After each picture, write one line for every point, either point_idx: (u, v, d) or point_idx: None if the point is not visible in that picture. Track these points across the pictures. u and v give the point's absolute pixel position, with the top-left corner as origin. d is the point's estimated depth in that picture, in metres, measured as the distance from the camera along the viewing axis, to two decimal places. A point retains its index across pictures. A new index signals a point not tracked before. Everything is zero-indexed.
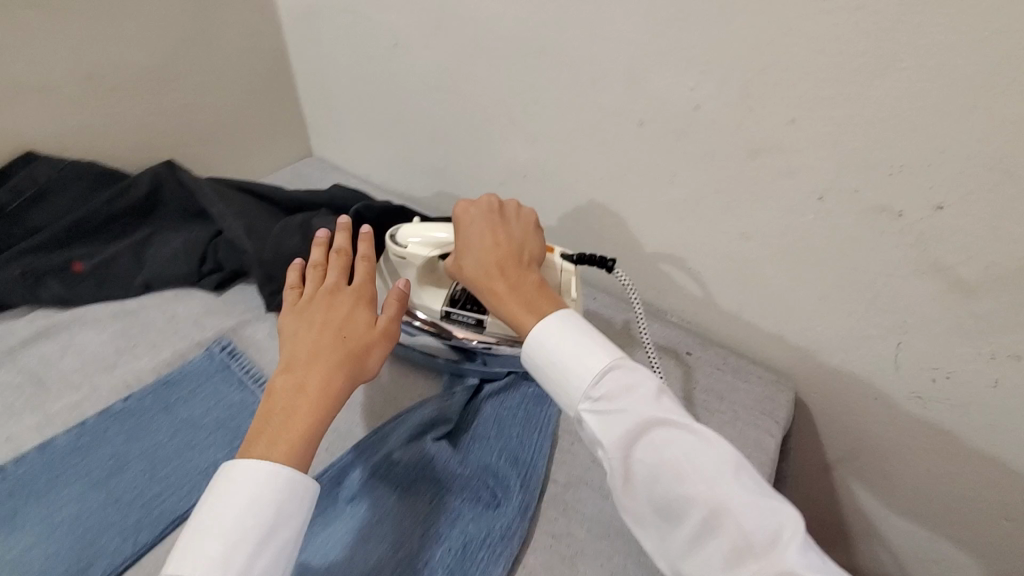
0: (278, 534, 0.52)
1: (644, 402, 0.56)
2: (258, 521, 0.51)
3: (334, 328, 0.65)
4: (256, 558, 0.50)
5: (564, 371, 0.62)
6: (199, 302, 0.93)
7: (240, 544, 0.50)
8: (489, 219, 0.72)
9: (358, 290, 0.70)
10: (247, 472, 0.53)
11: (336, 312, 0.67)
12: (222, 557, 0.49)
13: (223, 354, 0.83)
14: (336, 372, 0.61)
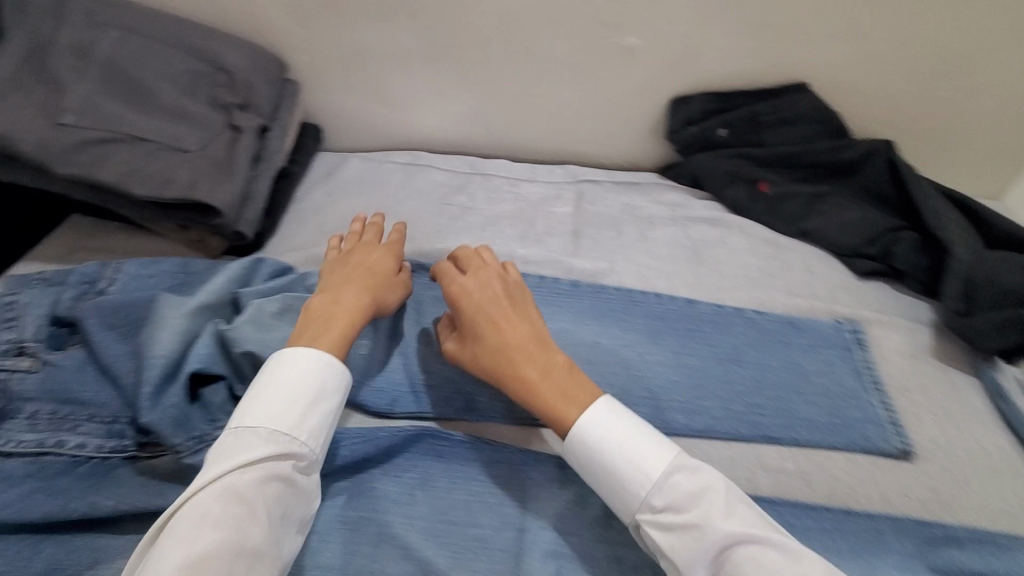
0: (333, 414, 0.52)
1: (718, 516, 0.46)
2: (323, 403, 0.51)
3: (364, 270, 0.61)
4: (320, 426, 0.51)
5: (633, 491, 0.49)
6: (501, 218, 0.84)
7: (313, 407, 0.51)
8: (480, 278, 0.60)
9: (515, 296, 0.59)
10: (302, 358, 0.52)
11: (358, 270, 0.61)
12: (285, 418, 0.49)
13: (531, 278, 0.71)
14: (542, 372, 0.54)
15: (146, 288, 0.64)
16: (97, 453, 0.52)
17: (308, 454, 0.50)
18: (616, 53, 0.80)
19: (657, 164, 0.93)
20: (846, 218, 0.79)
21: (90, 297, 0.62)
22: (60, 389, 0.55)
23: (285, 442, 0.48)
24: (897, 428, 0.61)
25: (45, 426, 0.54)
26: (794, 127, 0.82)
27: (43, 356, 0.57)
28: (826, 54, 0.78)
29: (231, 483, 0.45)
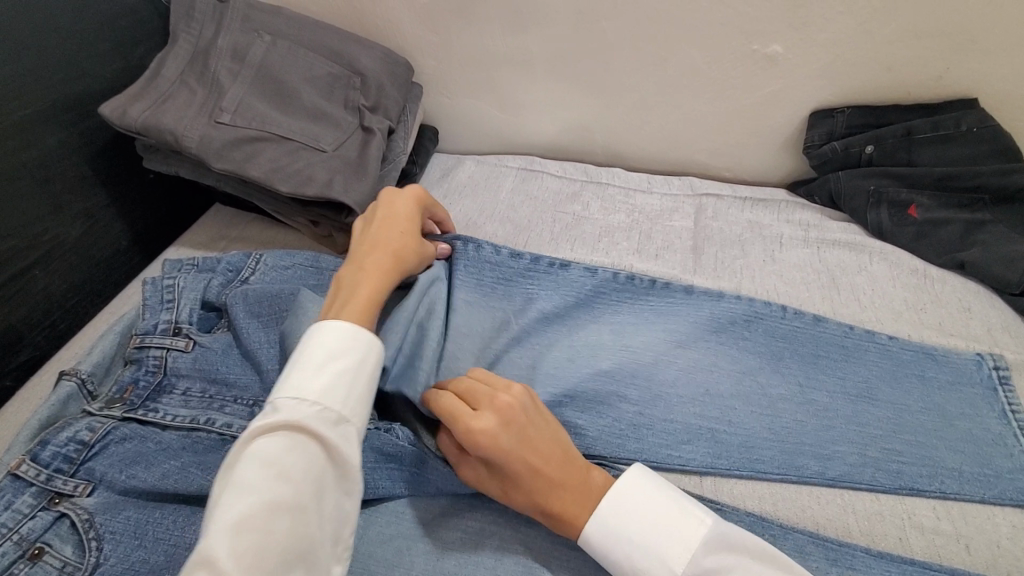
0: (359, 371, 0.46)
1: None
2: (339, 360, 0.45)
3: (394, 227, 0.59)
4: (343, 385, 0.44)
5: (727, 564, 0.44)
6: (616, 229, 0.82)
7: (329, 366, 0.44)
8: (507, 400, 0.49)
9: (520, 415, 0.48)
10: (321, 331, 0.46)
11: (383, 231, 0.58)
12: (305, 385, 0.43)
13: (640, 283, 0.68)
14: (585, 501, 0.48)
15: (282, 280, 0.69)
16: (243, 434, 0.55)
17: (334, 413, 0.43)
18: (757, 62, 0.77)
19: (784, 179, 0.88)
20: (1015, 251, 0.69)
21: (235, 284, 0.67)
22: (210, 370, 0.60)
23: (300, 404, 0.42)
24: None
25: (197, 403, 0.58)
26: (957, 146, 0.74)
27: (194, 337, 0.62)
28: (1003, 67, 0.71)
29: (256, 447, 0.39)
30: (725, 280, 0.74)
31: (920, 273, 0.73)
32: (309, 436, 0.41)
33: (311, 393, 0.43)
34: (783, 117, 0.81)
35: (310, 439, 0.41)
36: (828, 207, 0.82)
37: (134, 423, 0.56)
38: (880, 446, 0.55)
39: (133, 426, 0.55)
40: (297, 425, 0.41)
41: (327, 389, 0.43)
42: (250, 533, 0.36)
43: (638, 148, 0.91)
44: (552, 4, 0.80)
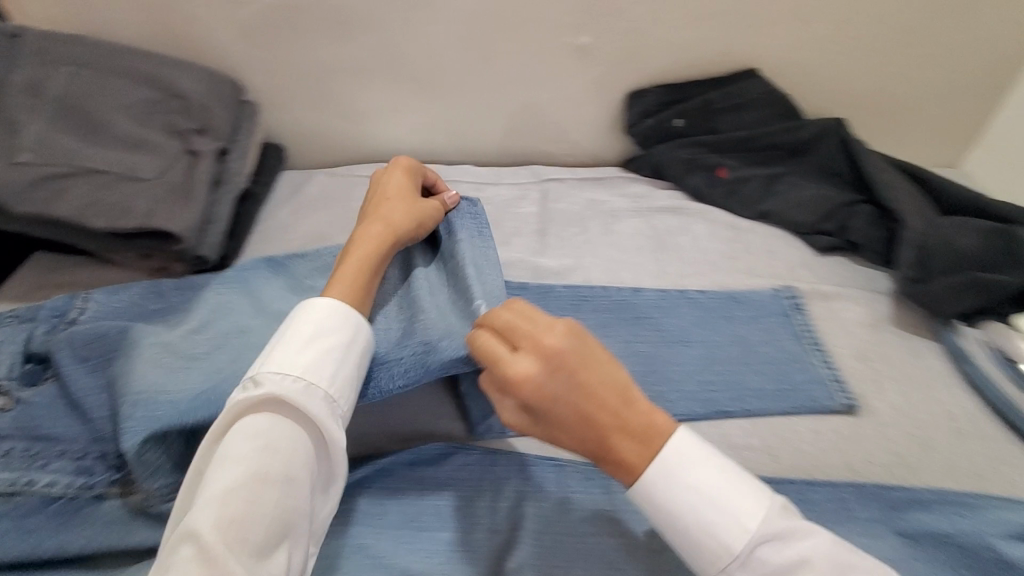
0: (342, 349, 0.52)
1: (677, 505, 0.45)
2: (324, 340, 0.51)
3: (384, 199, 0.66)
4: (328, 366, 0.50)
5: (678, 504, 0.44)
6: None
7: (314, 344, 0.51)
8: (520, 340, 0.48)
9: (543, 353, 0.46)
10: (314, 310, 0.53)
11: (390, 206, 0.65)
12: (290, 360, 0.49)
13: None
14: (648, 437, 0.45)
15: (110, 311, 0.64)
16: (69, 491, 0.53)
17: (320, 390, 0.49)
18: (570, 52, 0.83)
19: (618, 158, 0.95)
20: (804, 196, 0.80)
21: (61, 328, 0.62)
22: (32, 426, 0.55)
23: (316, 399, 0.48)
24: (841, 385, 0.60)
25: (20, 463, 0.53)
26: (748, 112, 0.84)
27: (19, 394, 0.57)
28: (772, 39, 0.81)
29: (248, 422, 0.46)
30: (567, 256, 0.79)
31: (734, 226, 0.82)
32: (285, 409, 0.48)
33: (322, 384, 0.49)
34: (605, 100, 0.88)
35: (287, 409, 0.48)
36: (655, 178, 0.90)
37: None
38: (699, 383, 0.61)
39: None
40: (292, 403, 0.48)
41: (314, 367, 0.49)
42: (246, 500, 0.43)
43: (484, 143, 0.95)
44: (373, 11, 0.81)
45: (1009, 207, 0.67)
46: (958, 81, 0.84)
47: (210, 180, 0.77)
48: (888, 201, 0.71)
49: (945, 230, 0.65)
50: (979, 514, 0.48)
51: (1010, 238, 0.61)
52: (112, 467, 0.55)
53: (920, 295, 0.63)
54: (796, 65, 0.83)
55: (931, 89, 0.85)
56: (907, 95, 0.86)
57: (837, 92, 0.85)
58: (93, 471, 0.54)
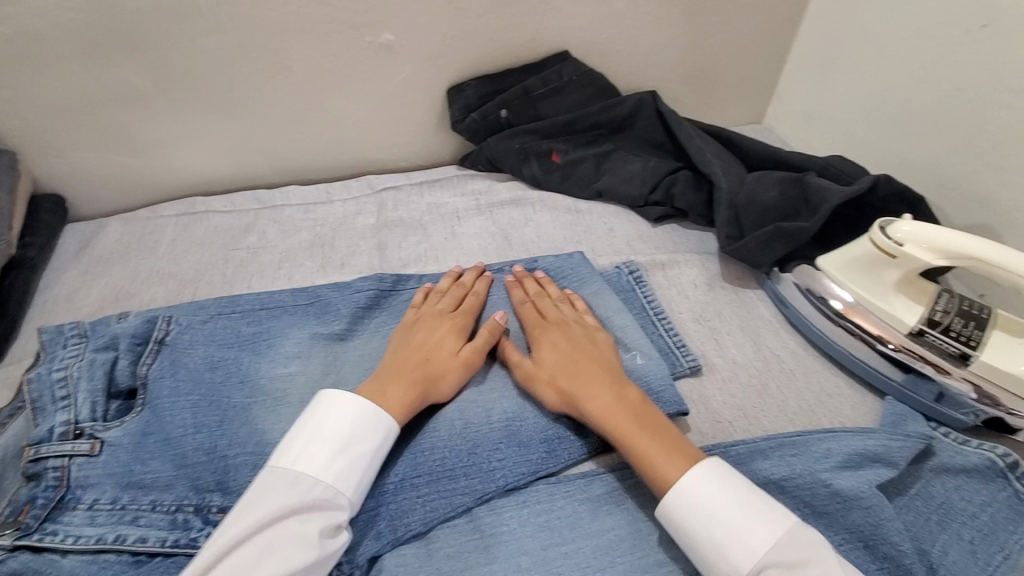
0: (374, 459, 0.48)
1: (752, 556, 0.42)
2: (357, 445, 0.47)
3: (426, 334, 0.57)
4: (354, 468, 0.47)
5: (709, 535, 0.44)
6: (297, 250, 0.78)
7: (346, 451, 0.47)
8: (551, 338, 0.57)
9: (574, 380, 0.53)
10: (339, 408, 0.49)
11: (427, 340, 0.57)
12: (321, 460, 0.46)
13: (311, 296, 0.67)
14: (681, 450, 0.47)
15: (209, 340, 0.61)
16: (162, 549, 0.47)
17: (317, 481, 0.45)
18: (376, 53, 0.78)
19: (454, 156, 0.92)
20: (631, 170, 0.82)
21: (51, 376, 0.55)
22: (122, 474, 0.50)
23: (314, 490, 0.45)
24: (684, 349, 0.62)
25: (106, 519, 0.48)
26: (567, 95, 0.85)
27: (101, 435, 0.52)
28: (576, 20, 0.81)
29: (276, 514, 0.43)
30: (411, 269, 0.75)
31: (573, 209, 0.82)
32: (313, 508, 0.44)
33: (324, 478, 0.46)
34: (424, 99, 0.84)
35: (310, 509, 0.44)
36: (492, 172, 0.88)
37: (30, 551, 0.46)
38: None
39: (27, 556, 0.46)
40: (315, 507, 0.44)
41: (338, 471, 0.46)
42: None
43: (305, 158, 0.87)
44: (132, 30, 0.70)
45: (798, 156, 0.74)
46: (748, 45, 0.90)
47: None
48: (701, 166, 0.75)
49: (749, 187, 0.69)
50: (808, 450, 0.50)
51: (802, 186, 0.68)
52: (204, 520, 0.49)
53: (738, 251, 0.67)
54: (604, 42, 0.84)
55: (727, 54, 0.90)
56: (710, 60, 0.90)
57: (645, 66, 0.88)
58: (186, 526, 0.49)
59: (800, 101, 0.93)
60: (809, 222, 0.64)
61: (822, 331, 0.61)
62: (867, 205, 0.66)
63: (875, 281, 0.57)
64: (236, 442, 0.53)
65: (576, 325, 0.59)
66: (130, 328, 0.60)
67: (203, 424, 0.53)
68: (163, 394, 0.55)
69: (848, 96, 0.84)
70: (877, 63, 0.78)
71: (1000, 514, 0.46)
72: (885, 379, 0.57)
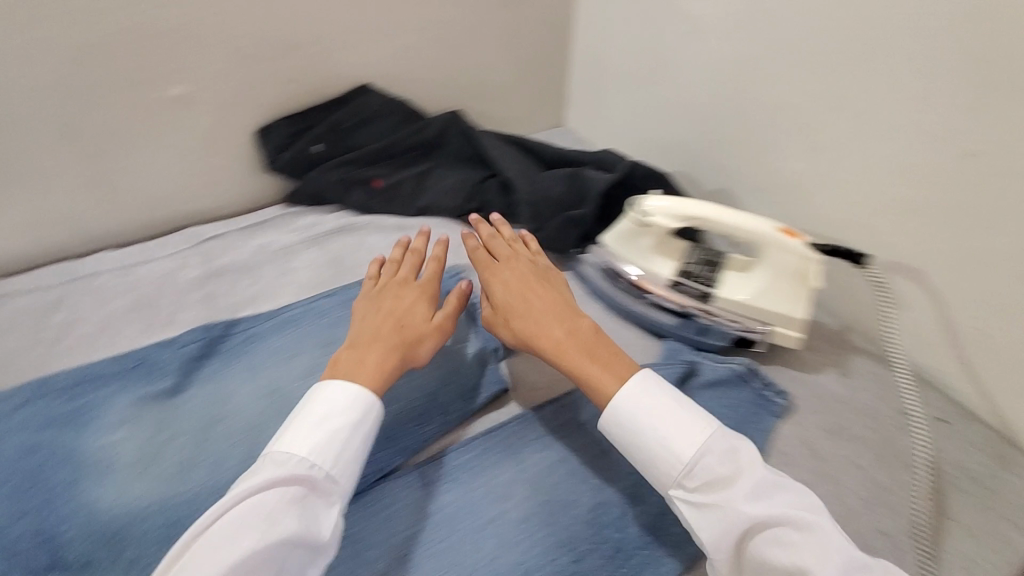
0: (358, 427, 0.51)
1: (742, 500, 0.48)
2: (335, 423, 0.50)
3: (390, 302, 0.62)
4: (334, 445, 0.49)
5: (642, 439, 0.52)
6: (116, 316, 0.75)
7: (324, 426, 0.50)
8: (527, 281, 0.63)
9: (527, 321, 0.60)
10: (329, 389, 0.52)
11: (392, 302, 0.62)
12: (296, 440, 0.49)
13: (134, 359, 0.66)
14: (619, 372, 0.55)
15: (20, 426, 0.58)
16: None
17: (297, 459, 0.48)
18: (168, 106, 0.78)
19: (279, 196, 0.94)
20: (447, 184, 0.90)
21: None
22: None
23: (292, 466, 0.48)
24: None
25: None
26: (376, 123, 0.91)
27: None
28: (367, 55, 0.88)
29: (253, 502, 0.45)
30: (244, 312, 0.76)
31: (400, 227, 0.88)
32: (293, 488, 0.47)
33: (312, 456, 0.48)
34: (232, 145, 0.85)
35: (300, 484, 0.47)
36: (318, 206, 0.91)
37: None
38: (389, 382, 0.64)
39: None
40: (290, 486, 0.47)
41: (313, 447, 0.49)
42: None
43: (114, 222, 0.84)
44: None
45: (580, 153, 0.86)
46: (531, 62, 1.03)
47: None
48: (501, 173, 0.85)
49: (540, 185, 0.80)
50: None
51: (581, 179, 0.80)
52: None
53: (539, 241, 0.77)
54: (399, 73, 0.92)
55: (514, 71, 1.02)
56: (501, 78, 1.02)
57: (444, 89, 0.97)
58: None
59: (585, 105, 1.08)
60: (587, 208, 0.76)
61: (609, 294, 0.73)
62: (633, 187, 0.79)
63: (636, 249, 0.71)
64: (65, 518, 0.52)
65: (534, 264, 0.65)
66: None
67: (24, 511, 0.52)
68: None
69: (616, 97, 0.99)
70: (628, 67, 0.94)
71: (746, 411, 0.60)
72: (661, 323, 0.69)
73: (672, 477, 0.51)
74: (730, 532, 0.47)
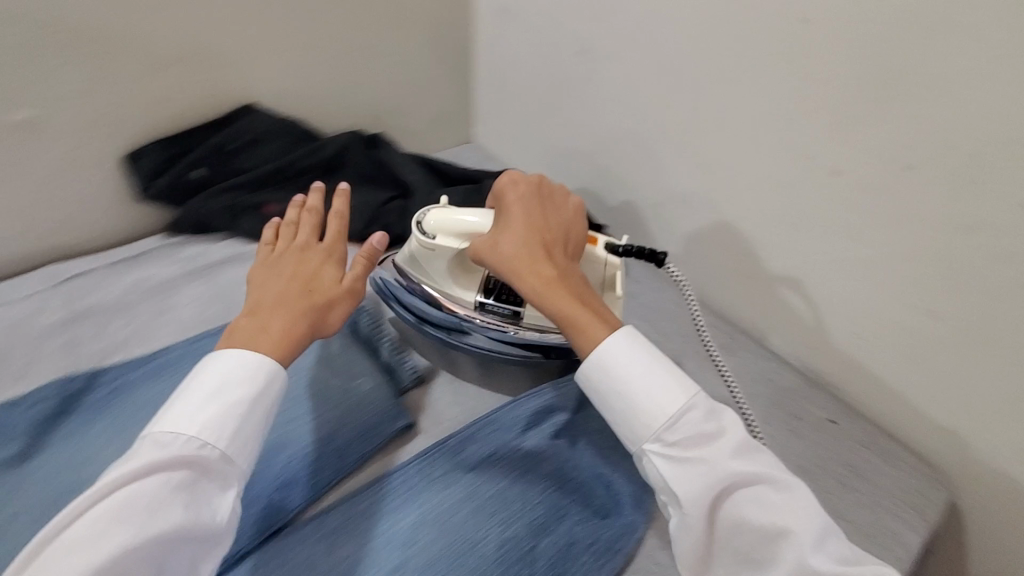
0: (257, 400, 0.47)
1: (727, 455, 0.44)
2: (230, 395, 0.46)
3: (294, 263, 0.58)
4: (231, 420, 0.45)
5: (622, 392, 0.48)
6: None
7: (217, 400, 0.45)
8: (535, 206, 0.58)
9: (519, 258, 0.54)
10: (220, 361, 0.48)
11: (299, 264, 0.58)
12: (176, 422, 0.44)
13: None
14: (604, 319, 0.52)
15: None
16: None
17: (189, 439, 0.43)
18: (9, 133, 0.68)
19: (157, 226, 0.85)
20: (347, 208, 0.85)
21: None
22: None
23: (183, 449, 0.43)
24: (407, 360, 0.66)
25: None
26: (265, 145, 0.85)
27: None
28: (249, 75, 0.82)
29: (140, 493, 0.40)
30: (111, 360, 0.68)
31: None
32: (186, 469, 0.42)
33: (184, 439, 0.43)
34: (90, 173, 0.76)
35: (187, 473, 0.42)
36: (203, 236, 0.84)
37: None
38: None
39: None
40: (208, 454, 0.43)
41: (209, 425, 0.44)
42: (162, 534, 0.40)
43: None
44: None
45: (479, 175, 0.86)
46: (432, 80, 1.00)
47: None
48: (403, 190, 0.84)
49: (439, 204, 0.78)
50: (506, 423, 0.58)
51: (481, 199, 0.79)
52: None
53: None
54: (287, 92, 0.86)
55: (415, 89, 0.99)
56: (401, 96, 0.98)
57: (340, 109, 0.93)
58: None
59: (491, 121, 1.06)
60: None
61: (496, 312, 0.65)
62: None
63: (437, 271, 0.66)
64: None
65: (537, 180, 0.60)
66: None
67: None
68: None
69: (520, 116, 0.98)
70: (529, 85, 0.93)
71: None
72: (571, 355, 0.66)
73: (650, 430, 0.47)
74: (714, 492, 0.44)
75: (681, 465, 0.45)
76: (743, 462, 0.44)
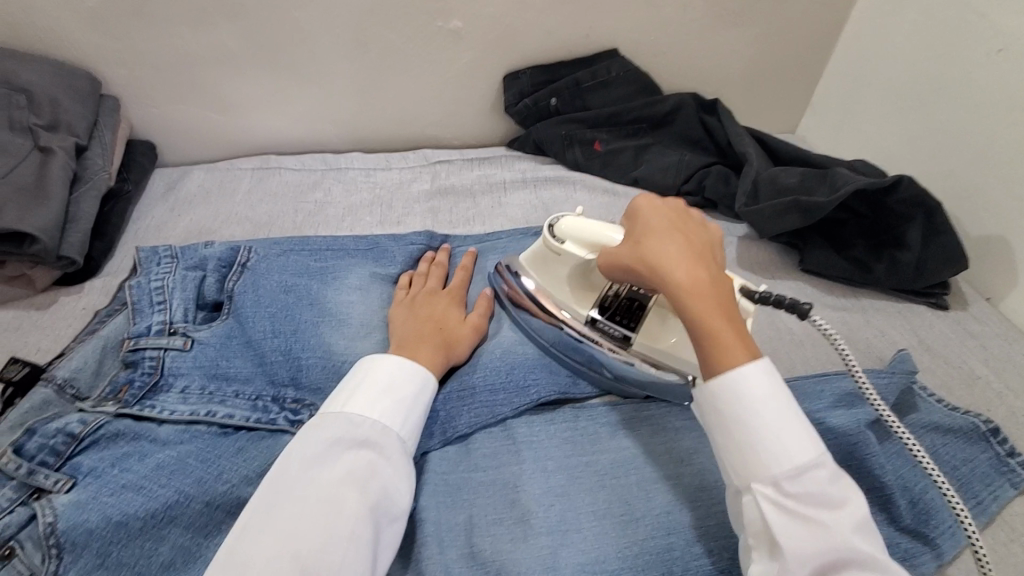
0: (415, 401, 0.51)
1: (849, 530, 0.40)
2: (399, 390, 0.51)
3: (426, 301, 0.63)
4: (399, 412, 0.50)
5: (741, 433, 0.44)
6: (358, 207, 0.86)
7: (390, 394, 0.50)
8: (678, 225, 0.52)
9: (665, 263, 0.49)
10: (380, 363, 0.52)
11: (427, 303, 0.63)
12: (371, 404, 0.49)
13: (370, 243, 0.75)
14: (744, 341, 0.46)
15: (282, 268, 0.68)
16: (246, 424, 0.54)
17: (372, 421, 0.48)
18: (444, 36, 0.86)
19: (503, 138, 1.00)
20: (667, 162, 0.88)
21: (159, 286, 0.63)
22: (210, 366, 0.58)
23: (367, 429, 0.48)
24: None
25: (197, 400, 0.56)
26: (613, 89, 0.92)
27: (192, 334, 0.59)
28: (626, 22, 0.89)
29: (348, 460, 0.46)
30: (458, 230, 0.83)
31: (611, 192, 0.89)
32: (369, 449, 0.47)
33: (376, 420, 0.48)
34: (479, 82, 0.92)
35: (379, 450, 0.47)
36: (537, 155, 0.96)
37: (130, 419, 0.53)
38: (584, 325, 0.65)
39: (128, 422, 0.53)
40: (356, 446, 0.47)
41: (381, 412, 0.49)
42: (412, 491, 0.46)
43: (368, 129, 0.96)
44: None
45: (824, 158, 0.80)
46: (785, 59, 0.97)
47: (65, 179, 0.73)
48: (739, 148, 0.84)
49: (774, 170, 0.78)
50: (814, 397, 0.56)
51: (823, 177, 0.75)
52: (283, 408, 0.56)
53: (755, 215, 0.74)
54: (649, 44, 0.92)
55: (763, 66, 0.97)
56: (747, 69, 0.97)
57: (687, 70, 0.96)
58: (266, 410, 0.56)
59: (832, 114, 0.99)
60: (827, 199, 0.70)
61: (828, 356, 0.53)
62: (892, 207, 0.70)
63: (553, 276, 0.63)
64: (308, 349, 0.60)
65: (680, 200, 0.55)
66: (213, 252, 0.68)
67: (274, 333, 0.60)
68: (240, 305, 0.62)
69: (875, 112, 0.90)
70: (905, 80, 0.84)
71: (980, 471, 0.54)
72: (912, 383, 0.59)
73: (770, 474, 0.42)
74: (822, 562, 0.40)
75: (791, 518, 0.41)
76: (865, 542, 0.40)
